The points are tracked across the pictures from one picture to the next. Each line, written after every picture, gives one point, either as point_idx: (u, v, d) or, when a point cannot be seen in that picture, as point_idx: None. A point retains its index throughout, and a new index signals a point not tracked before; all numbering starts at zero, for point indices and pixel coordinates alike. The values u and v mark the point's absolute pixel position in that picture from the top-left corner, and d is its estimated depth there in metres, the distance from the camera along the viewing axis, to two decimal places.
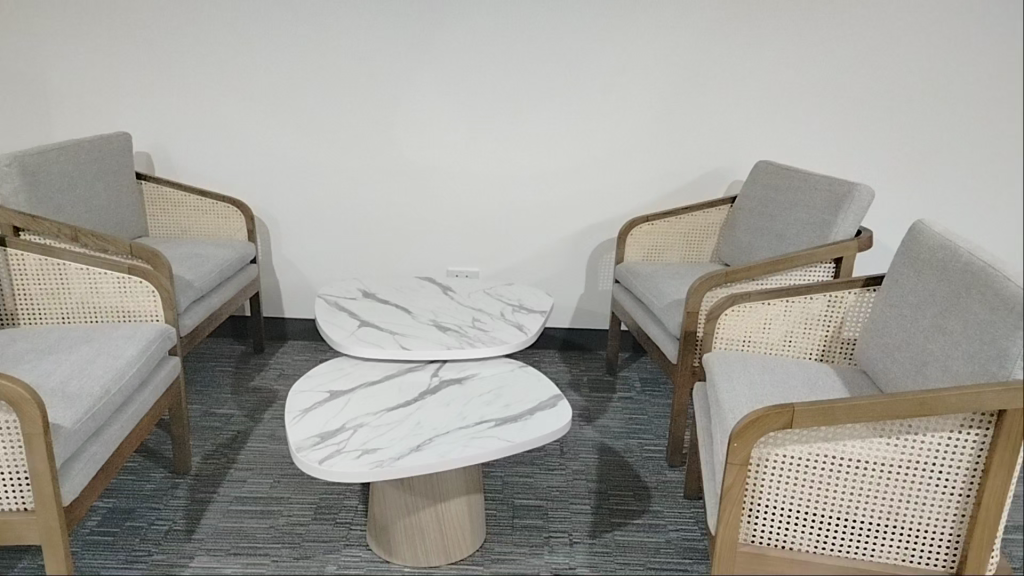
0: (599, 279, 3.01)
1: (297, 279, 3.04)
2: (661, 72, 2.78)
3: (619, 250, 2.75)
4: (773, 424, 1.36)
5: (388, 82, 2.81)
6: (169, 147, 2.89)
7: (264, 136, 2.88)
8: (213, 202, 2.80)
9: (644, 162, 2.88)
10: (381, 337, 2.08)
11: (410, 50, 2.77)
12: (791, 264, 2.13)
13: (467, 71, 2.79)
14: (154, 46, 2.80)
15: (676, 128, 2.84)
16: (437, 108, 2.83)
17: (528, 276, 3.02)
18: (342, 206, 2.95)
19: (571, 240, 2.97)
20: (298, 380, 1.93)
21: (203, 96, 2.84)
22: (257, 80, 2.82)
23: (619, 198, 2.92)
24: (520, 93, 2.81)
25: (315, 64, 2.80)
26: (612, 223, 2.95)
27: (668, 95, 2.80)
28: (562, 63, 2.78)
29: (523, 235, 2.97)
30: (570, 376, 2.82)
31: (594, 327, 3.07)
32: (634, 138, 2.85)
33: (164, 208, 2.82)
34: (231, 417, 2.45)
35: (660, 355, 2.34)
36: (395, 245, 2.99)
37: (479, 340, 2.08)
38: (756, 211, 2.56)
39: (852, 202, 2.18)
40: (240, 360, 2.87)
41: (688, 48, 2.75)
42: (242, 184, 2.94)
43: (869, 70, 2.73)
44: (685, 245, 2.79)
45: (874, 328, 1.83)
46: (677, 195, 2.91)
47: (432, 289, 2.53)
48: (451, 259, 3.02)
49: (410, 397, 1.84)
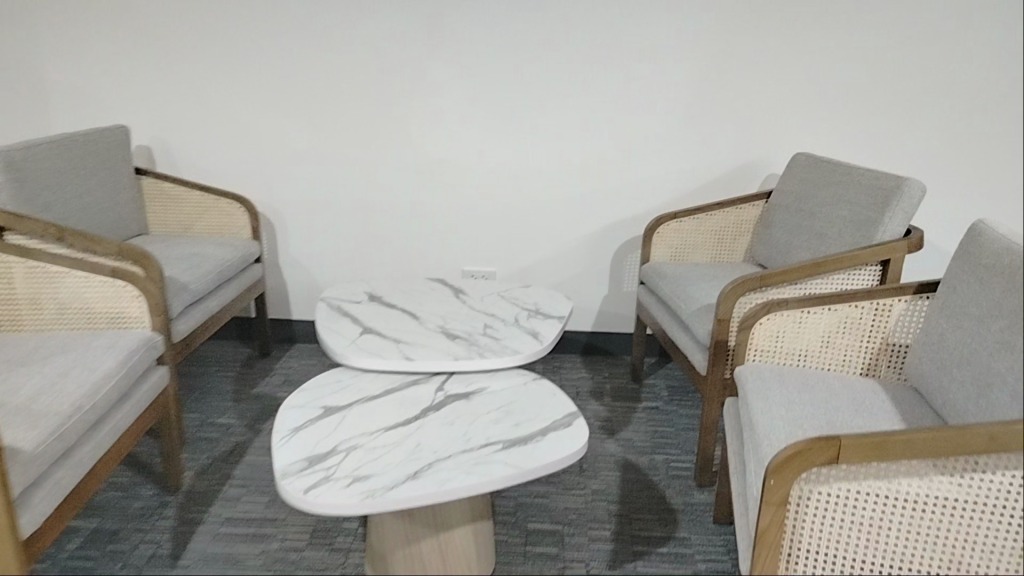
0: (624, 280, 2.83)
1: (305, 279, 2.89)
2: (689, 59, 2.59)
3: (644, 249, 2.57)
4: (816, 459, 1.18)
5: (398, 69, 2.65)
6: (170, 141, 2.76)
7: (269, 130, 2.74)
8: (215, 198, 2.66)
9: (671, 154, 2.69)
10: (383, 346, 1.93)
11: (420, 35, 2.61)
12: (832, 267, 1.94)
13: (481, 58, 2.62)
14: (151, 33, 2.65)
15: (706, 117, 2.64)
16: (450, 99, 2.67)
17: (547, 276, 2.85)
18: (352, 202, 2.80)
19: (594, 238, 2.79)
20: (293, 394, 1.77)
21: (204, 87, 2.70)
22: (260, 68, 2.68)
23: (645, 194, 2.74)
24: (537, 81, 2.63)
25: (321, 51, 2.65)
26: (637, 220, 2.77)
27: (697, 81, 2.61)
28: (583, 50, 2.59)
29: (542, 232, 2.80)
30: (592, 383, 2.64)
31: (618, 330, 2.89)
32: (660, 128, 2.66)
33: (164, 204, 2.69)
34: (230, 427, 2.31)
35: (688, 365, 2.16)
36: (408, 243, 2.84)
37: (489, 350, 1.92)
38: (793, 212, 2.36)
39: (901, 197, 1.98)
40: (244, 364, 2.73)
41: (720, 30, 2.55)
42: (246, 179, 2.79)
43: (919, 52, 2.51)
44: (716, 245, 2.60)
45: (927, 340, 1.63)
46: (707, 191, 2.72)
47: (443, 291, 2.36)
48: (467, 258, 2.85)
49: (411, 416, 1.68)
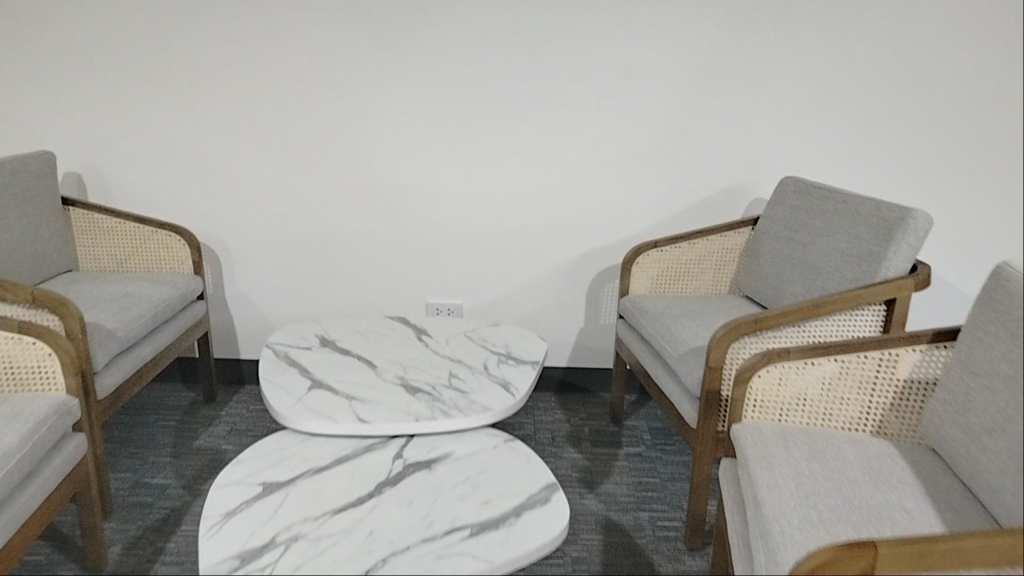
0: (601, 312, 2.62)
1: (255, 315, 2.66)
2: (669, 77, 2.40)
3: (623, 281, 2.37)
4: (849, 570, 1.02)
5: (354, 87, 2.43)
6: (103, 169, 2.51)
7: (212, 155, 2.50)
8: (151, 229, 2.42)
9: (651, 176, 2.49)
10: (334, 405, 1.70)
11: (378, 49, 2.39)
12: (833, 308, 1.75)
13: (445, 74, 2.41)
14: (79, 46, 2.40)
15: (688, 137, 2.45)
16: (411, 121, 2.46)
17: (519, 309, 2.64)
18: (305, 232, 2.57)
19: (569, 268, 2.59)
20: (229, 466, 1.55)
21: (140, 110, 2.46)
22: (202, 86, 2.44)
23: (623, 220, 2.54)
24: (506, 101, 2.43)
25: (268, 66, 2.41)
26: (614, 248, 2.57)
27: (677, 99, 2.42)
28: (555, 68, 2.40)
29: (513, 262, 2.59)
30: (569, 426, 2.44)
31: (595, 366, 2.68)
32: (639, 149, 2.47)
33: (96, 238, 2.44)
34: (166, 490, 2.07)
35: (674, 413, 1.96)
36: (367, 275, 2.61)
37: (455, 408, 1.70)
38: (784, 242, 2.18)
39: (906, 230, 1.80)
40: (186, 411, 2.49)
41: (703, 43, 2.37)
42: (189, 209, 2.55)
43: (913, 67, 2.34)
44: (700, 275, 2.41)
45: (948, 399, 1.44)
46: (689, 216, 2.53)
47: (404, 332, 2.14)
48: (431, 292, 2.63)
49: (363, 493, 1.45)
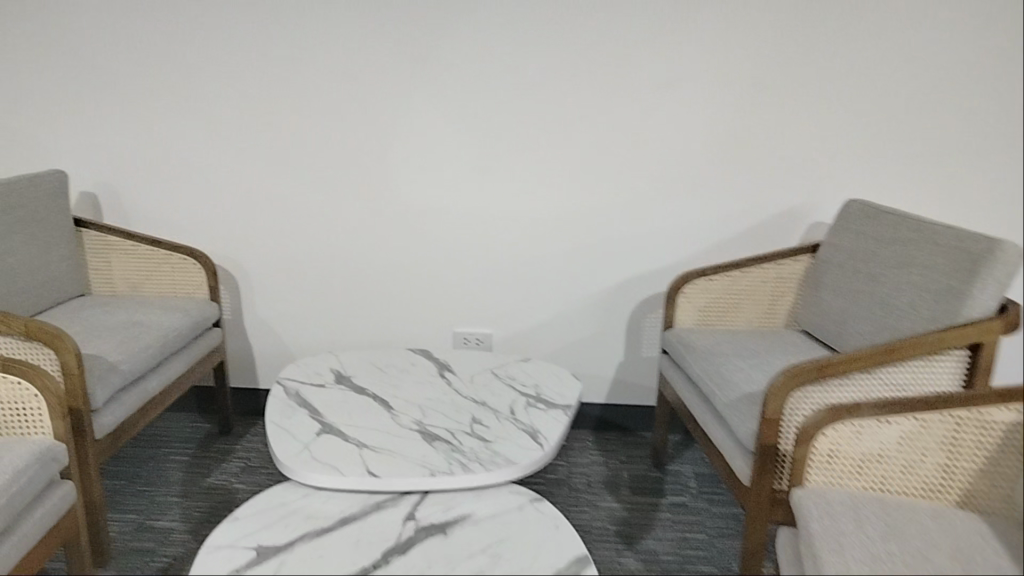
0: (643, 344, 2.42)
1: (275, 343, 2.52)
2: (720, 91, 2.20)
3: (668, 312, 2.18)
4: None
5: (379, 102, 2.28)
6: (118, 189, 2.40)
7: (231, 174, 2.37)
8: (166, 252, 2.29)
9: (698, 199, 2.30)
10: (343, 455, 1.54)
11: (404, 61, 2.23)
12: (909, 354, 1.53)
13: (475, 88, 2.24)
14: (94, 61, 2.29)
15: (739, 156, 2.25)
16: (440, 138, 2.30)
17: (554, 340, 2.45)
18: (327, 255, 2.42)
19: (608, 297, 2.40)
20: (222, 526, 1.38)
21: (156, 127, 2.34)
22: (220, 101, 2.31)
23: (668, 246, 2.34)
24: (542, 116, 2.26)
25: (288, 81, 2.28)
26: (658, 276, 2.37)
27: (727, 114, 2.22)
28: (595, 81, 2.22)
29: (548, 289, 2.41)
30: (607, 471, 2.24)
31: (636, 402, 2.48)
32: (685, 168, 2.27)
33: (109, 261, 2.32)
34: (171, 534, 1.93)
35: (724, 466, 1.75)
36: (392, 302, 2.46)
37: (476, 462, 1.52)
38: (849, 274, 1.96)
39: (994, 265, 1.57)
40: (200, 445, 2.35)
41: (756, 54, 2.16)
42: (207, 231, 2.43)
43: (993, 80, 2.12)
44: (753, 307, 2.20)
45: None
46: (740, 242, 2.32)
47: (426, 367, 1.97)
48: (459, 320, 2.46)
49: (368, 563, 1.28)
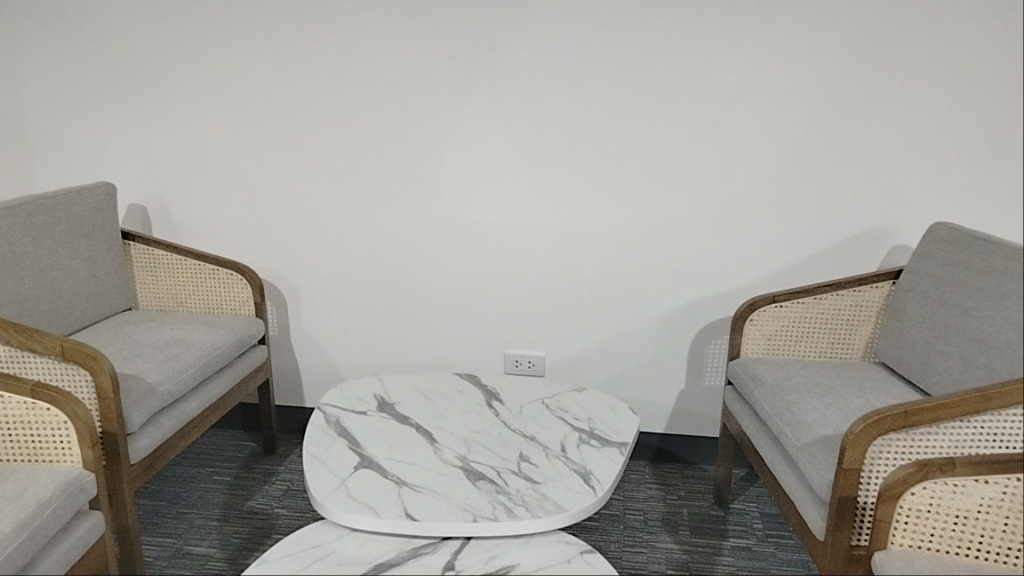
0: (705, 372, 2.28)
1: (321, 361, 2.44)
2: (793, 104, 2.06)
3: (733, 340, 2.04)
4: None
5: (432, 114, 2.18)
6: (167, 202, 2.36)
7: (279, 188, 2.31)
8: (213, 267, 2.24)
9: (769, 219, 2.15)
10: (381, 493, 1.44)
11: (459, 72, 2.14)
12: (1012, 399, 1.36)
13: (533, 100, 2.14)
14: (146, 71, 2.26)
15: (815, 173, 2.09)
16: (493, 152, 2.19)
17: (610, 366, 2.32)
18: (375, 271, 2.34)
19: (669, 322, 2.26)
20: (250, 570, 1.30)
21: (205, 139, 2.29)
22: (271, 113, 2.25)
23: (734, 269, 2.19)
24: (600, 129, 2.14)
25: (340, 92, 2.20)
26: (723, 300, 2.22)
27: (801, 128, 2.07)
28: (658, 93, 2.09)
29: (606, 312, 2.28)
30: (665, 507, 2.10)
31: (697, 433, 2.34)
32: (755, 186, 2.13)
33: (156, 275, 2.28)
34: (207, 562, 1.86)
35: (795, 514, 1.60)
36: (441, 321, 2.36)
37: (522, 506, 1.41)
38: (936, 305, 1.79)
39: None
40: (243, 465, 2.29)
41: (835, 64, 2.01)
42: (254, 246, 2.37)
43: None
44: (827, 337, 2.04)
45: None
46: (813, 266, 2.16)
47: (474, 394, 1.86)
48: (510, 342, 2.35)
49: None
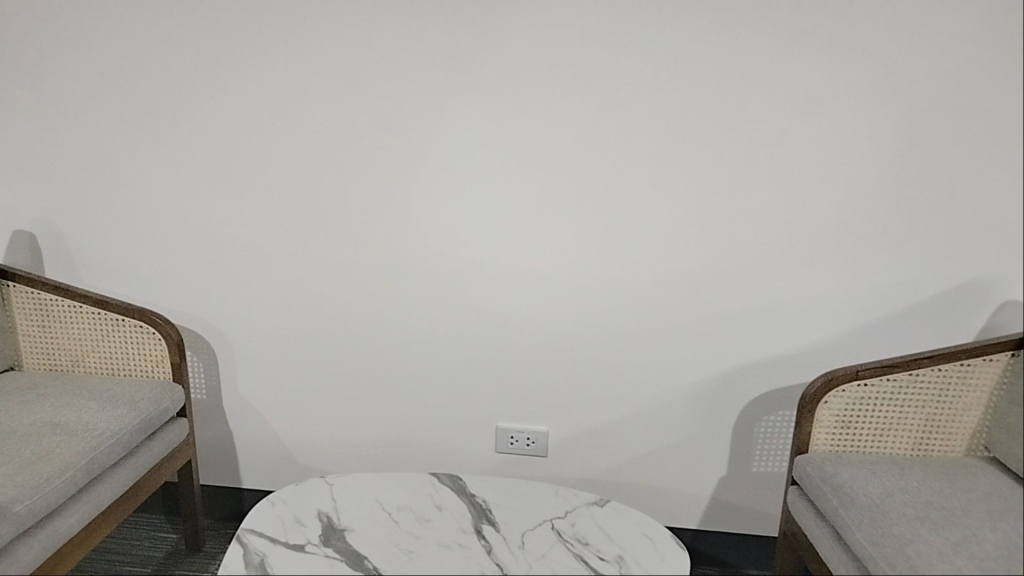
0: (751, 454, 1.79)
1: (262, 431, 1.93)
2: (881, 117, 1.55)
3: (799, 429, 1.55)
4: None
5: (405, 123, 1.67)
6: (63, 233, 1.83)
7: (206, 215, 1.78)
8: (116, 316, 1.71)
9: (843, 265, 1.65)
10: None
11: (440, 69, 1.62)
12: None
13: (536, 107, 1.62)
14: (33, 65, 1.73)
15: (905, 208, 1.60)
16: (483, 175, 1.68)
17: (630, 444, 1.83)
18: (329, 323, 1.83)
19: (706, 393, 1.76)
20: None
21: (109, 152, 1.76)
22: (194, 120, 1.72)
23: (794, 329, 1.70)
24: (624, 146, 1.63)
25: (283, 93, 1.68)
26: (777, 370, 1.73)
27: (890, 148, 1.57)
28: (701, 100, 1.58)
29: (627, 378, 1.78)
30: None
31: (738, 528, 1.86)
32: (827, 224, 1.63)
33: (44, 325, 1.75)
34: None
35: None
36: (415, 386, 1.86)
37: None
38: None
39: None
40: (159, 569, 1.77)
41: (939, 68, 1.51)
42: (176, 288, 1.84)
43: None
44: (921, 423, 1.55)
45: None
46: (896, 328, 1.67)
47: (456, 513, 1.35)
48: (504, 413, 1.85)
49: None
